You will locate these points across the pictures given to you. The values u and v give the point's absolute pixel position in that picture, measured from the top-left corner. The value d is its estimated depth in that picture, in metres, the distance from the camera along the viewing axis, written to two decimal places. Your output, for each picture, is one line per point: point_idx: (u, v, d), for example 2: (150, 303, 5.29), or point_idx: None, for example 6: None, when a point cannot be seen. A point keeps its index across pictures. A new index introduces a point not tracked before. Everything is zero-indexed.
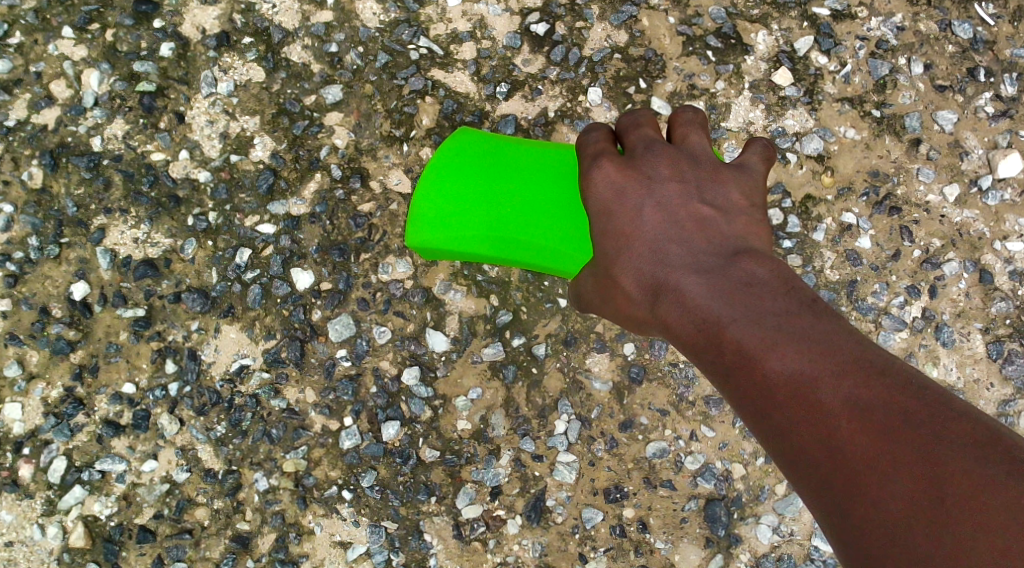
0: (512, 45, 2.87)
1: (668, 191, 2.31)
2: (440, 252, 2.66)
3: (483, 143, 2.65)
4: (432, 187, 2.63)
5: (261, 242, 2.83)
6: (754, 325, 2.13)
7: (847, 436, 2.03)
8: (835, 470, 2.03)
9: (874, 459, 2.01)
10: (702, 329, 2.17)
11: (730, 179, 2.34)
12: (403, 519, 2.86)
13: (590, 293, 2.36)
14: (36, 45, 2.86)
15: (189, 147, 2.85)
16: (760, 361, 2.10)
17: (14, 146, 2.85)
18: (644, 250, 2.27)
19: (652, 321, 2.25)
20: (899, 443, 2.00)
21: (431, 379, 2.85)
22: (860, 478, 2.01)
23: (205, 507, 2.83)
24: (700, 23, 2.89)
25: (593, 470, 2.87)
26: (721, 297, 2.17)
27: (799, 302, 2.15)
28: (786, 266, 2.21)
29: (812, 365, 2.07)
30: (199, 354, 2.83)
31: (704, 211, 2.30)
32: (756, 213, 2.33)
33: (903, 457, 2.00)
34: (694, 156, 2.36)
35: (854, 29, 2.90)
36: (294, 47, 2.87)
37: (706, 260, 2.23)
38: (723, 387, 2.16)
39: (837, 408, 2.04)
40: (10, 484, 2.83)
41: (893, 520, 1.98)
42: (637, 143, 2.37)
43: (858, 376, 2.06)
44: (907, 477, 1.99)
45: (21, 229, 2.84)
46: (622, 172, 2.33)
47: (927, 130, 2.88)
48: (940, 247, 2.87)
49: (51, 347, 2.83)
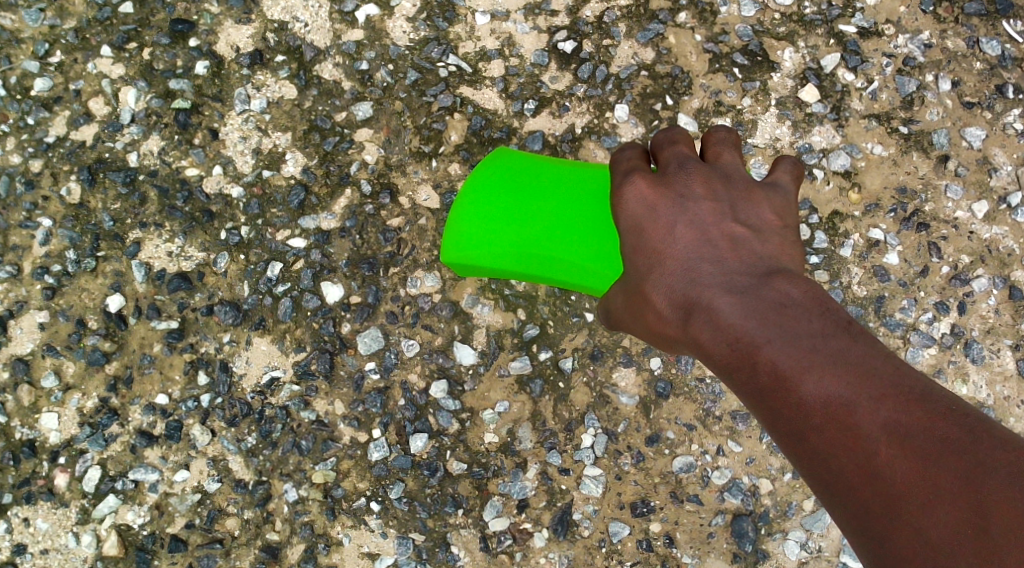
0: (540, 62, 2.91)
1: (700, 208, 2.34)
2: (474, 268, 2.69)
3: (518, 159, 2.68)
4: (470, 203, 2.66)
5: (292, 256, 2.87)
6: (791, 347, 2.14)
7: (885, 460, 2.05)
8: (873, 493, 2.05)
9: (914, 484, 2.03)
10: (736, 349, 2.18)
11: (763, 199, 2.37)
12: (431, 531, 2.89)
13: (620, 311, 2.38)
14: (75, 63, 2.92)
15: (223, 162, 2.89)
16: (796, 383, 2.12)
17: (53, 161, 2.90)
18: (676, 269, 2.29)
19: (682, 339, 2.26)
20: (940, 468, 2.02)
21: (459, 392, 2.88)
22: (899, 502, 2.03)
23: (235, 517, 2.87)
24: (726, 40, 2.91)
25: (620, 484, 2.89)
26: (756, 317, 2.18)
27: (833, 325, 2.17)
28: (819, 287, 2.24)
29: (848, 389, 2.09)
30: (231, 366, 2.87)
31: (738, 230, 2.32)
32: (788, 233, 2.36)
33: (945, 483, 2.01)
34: (727, 175, 2.39)
35: (881, 46, 2.92)
36: (326, 64, 2.91)
37: (740, 280, 2.24)
38: (757, 409, 2.17)
39: (876, 432, 2.06)
40: (45, 493, 2.87)
41: (935, 546, 2.00)
42: (670, 160, 2.40)
43: (895, 401, 2.08)
44: (950, 502, 2.00)
45: (59, 243, 2.89)
46: (654, 189, 2.36)
47: (955, 147, 2.89)
48: (969, 263, 2.87)
49: (87, 358, 2.88)
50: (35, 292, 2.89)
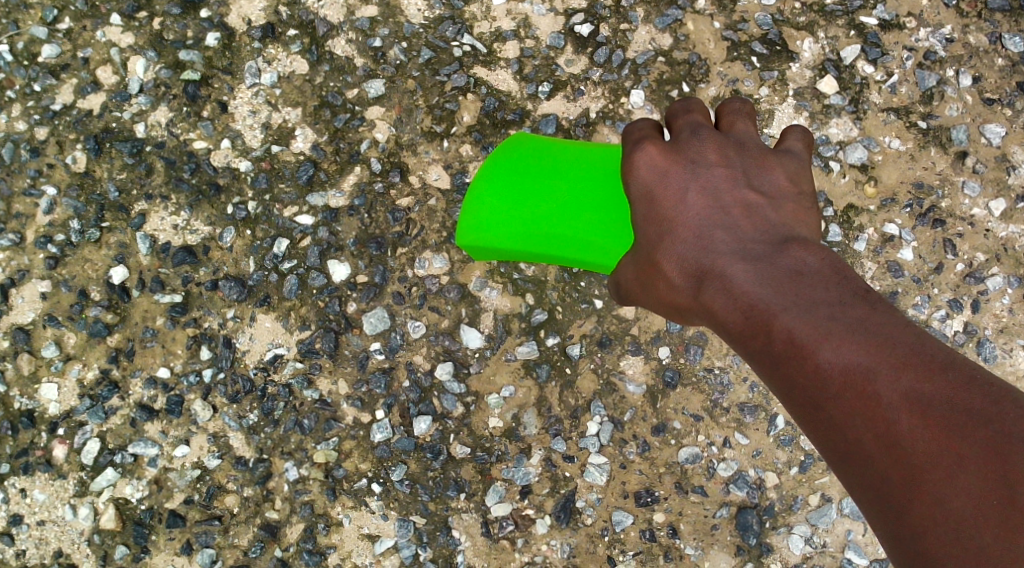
0: (556, 45, 2.86)
1: (713, 175, 2.31)
2: (489, 250, 2.66)
3: (532, 142, 2.65)
4: (484, 186, 2.62)
5: (299, 233, 2.84)
6: (807, 314, 2.08)
7: (906, 431, 1.99)
8: (893, 465, 1.99)
9: (937, 454, 1.97)
10: (750, 317, 2.13)
11: (776, 165, 2.34)
12: (432, 514, 2.86)
13: (631, 282, 2.35)
14: (84, 31, 2.89)
15: (231, 136, 2.86)
16: (812, 351, 2.06)
17: (60, 129, 2.87)
18: (688, 236, 2.26)
19: (694, 308, 2.23)
20: (965, 438, 1.96)
21: (464, 375, 2.85)
22: (921, 474, 1.97)
23: (235, 495, 2.84)
24: (745, 28, 2.86)
25: (624, 473, 2.86)
26: (770, 285, 2.14)
27: (851, 292, 2.11)
28: (836, 254, 2.19)
29: (867, 356, 2.03)
30: (234, 342, 2.84)
31: (751, 196, 2.29)
32: (803, 199, 2.33)
33: (970, 454, 1.95)
34: (741, 142, 2.37)
35: (901, 40, 2.86)
36: (338, 40, 2.87)
37: (754, 247, 2.21)
38: (771, 377, 2.12)
39: (897, 401, 2.00)
40: (43, 464, 2.86)
41: (959, 519, 1.95)
42: (683, 128, 2.38)
43: (918, 369, 2.01)
44: (975, 474, 1.95)
45: (64, 212, 2.86)
46: (665, 155, 2.34)
47: (974, 143, 2.84)
48: (984, 261, 2.82)
49: (89, 330, 2.86)
50: (37, 261, 2.87)
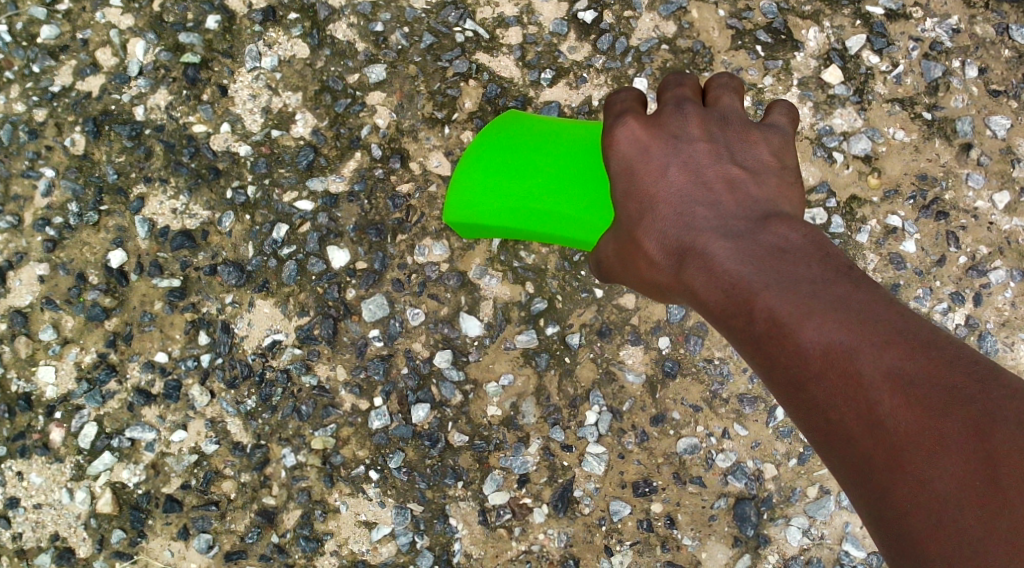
0: (558, 32, 2.84)
1: (695, 149, 2.30)
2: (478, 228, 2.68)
3: (523, 119, 2.68)
4: (472, 165, 2.67)
5: (298, 218, 2.82)
6: (790, 292, 2.07)
7: (889, 411, 1.97)
8: (876, 445, 1.98)
9: (920, 434, 1.95)
10: (731, 295, 2.11)
11: (759, 139, 2.33)
12: (429, 502, 2.85)
13: (609, 258, 2.35)
14: (83, 12, 2.87)
15: (231, 120, 2.85)
16: (794, 330, 2.04)
17: (58, 111, 2.86)
18: (668, 212, 2.25)
19: (675, 286, 2.22)
20: (948, 418, 1.95)
21: (463, 363, 2.84)
22: (904, 454, 1.96)
23: (232, 480, 2.84)
24: (750, 17, 2.83)
25: (622, 463, 2.85)
26: (752, 263, 2.13)
27: (833, 269, 2.10)
28: (818, 230, 2.18)
29: (850, 335, 2.01)
30: (232, 327, 2.83)
31: (734, 171, 2.28)
32: (785, 173, 2.32)
33: (953, 434, 1.94)
34: (725, 117, 2.34)
35: (908, 30, 2.83)
36: (339, 24, 2.85)
37: (735, 223, 2.20)
38: (750, 355, 2.10)
39: (879, 380, 1.98)
40: (40, 447, 2.85)
41: (943, 500, 1.93)
42: (670, 101, 2.37)
43: (901, 348, 1.99)
44: (958, 453, 1.93)
45: (62, 195, 2.85)
46: (648, 130, 2.33)
47: (979, 135, 2.81)
48: (987, 255, 2.80)
49: (86, 313, 2.84)
50: (35, 244, 2.85)
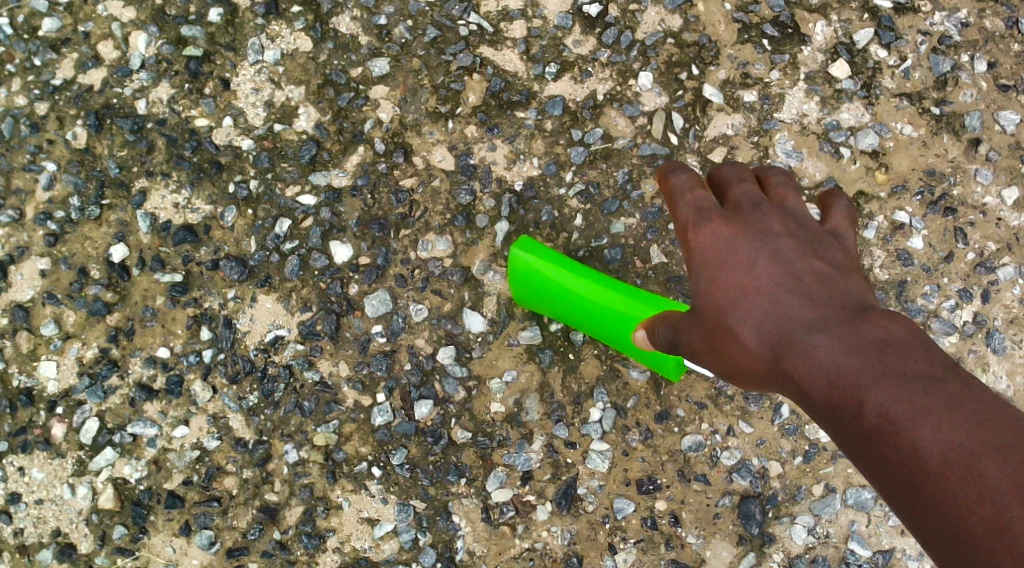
0: (563, 25, 2.81)
1: (732, 199, 2.28)
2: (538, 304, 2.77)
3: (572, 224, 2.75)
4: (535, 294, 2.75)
5: (301, 213, 2.81)
6: (830, 362, 2.07)
7: (934, 472, 1.96)
8: (923, 505, 1.97)
9: (966, 494, 1.93)
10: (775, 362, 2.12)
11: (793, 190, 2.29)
12: (432, 499, 2.83)
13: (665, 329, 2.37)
14: (85, 4, 2.85)
15: (234, 114, 2.83)
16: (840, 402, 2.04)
17: (60, 105, 2.84)
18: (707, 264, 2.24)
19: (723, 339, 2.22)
20: (996, 480, 1.92)
21: (466, 359, 2.82)
22: (951, 513, 1.94)
23: (234, 476, 2.82)
24: (757, 10, 2.80)
25: (626, 461, 2.83)
26: (793, 328, 2.12)
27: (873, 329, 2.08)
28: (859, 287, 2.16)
29: (889, 402, 2.00)
30: (234, 322, 2.82)
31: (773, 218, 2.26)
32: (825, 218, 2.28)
33: (998, 492, 1.92)
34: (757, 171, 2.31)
35: (916, 24, 2.79)
36: (342, 17, 2.83)
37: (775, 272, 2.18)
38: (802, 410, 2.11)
39: (920, 444, 1.97)
40: (41, 442, 2.83)
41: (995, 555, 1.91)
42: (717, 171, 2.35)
43: (941, 408, 1.98)
44: (1004, 510, 1.91)
45: (64, 188, 2.83)
46: (685, 190, 2.31)
47: (988, 130, 2.78)
48: (995, 251, 2.76)
49: (88, 308, 2.83)
50: (37, 238, 2.83)
